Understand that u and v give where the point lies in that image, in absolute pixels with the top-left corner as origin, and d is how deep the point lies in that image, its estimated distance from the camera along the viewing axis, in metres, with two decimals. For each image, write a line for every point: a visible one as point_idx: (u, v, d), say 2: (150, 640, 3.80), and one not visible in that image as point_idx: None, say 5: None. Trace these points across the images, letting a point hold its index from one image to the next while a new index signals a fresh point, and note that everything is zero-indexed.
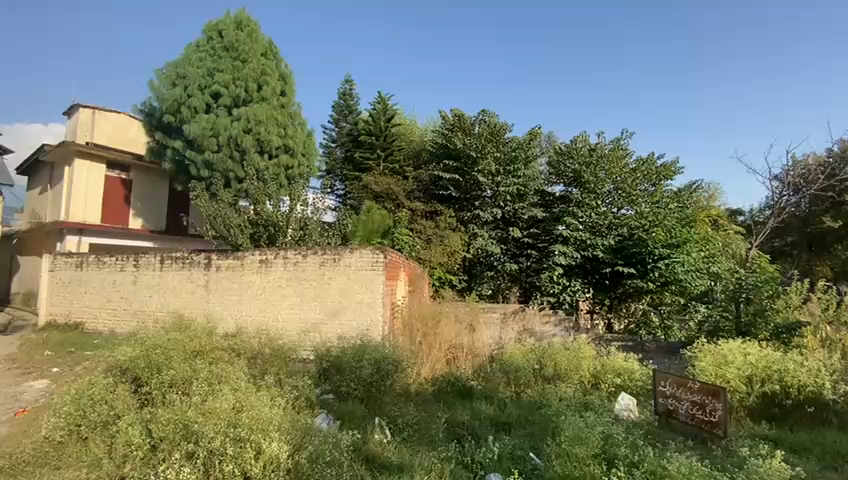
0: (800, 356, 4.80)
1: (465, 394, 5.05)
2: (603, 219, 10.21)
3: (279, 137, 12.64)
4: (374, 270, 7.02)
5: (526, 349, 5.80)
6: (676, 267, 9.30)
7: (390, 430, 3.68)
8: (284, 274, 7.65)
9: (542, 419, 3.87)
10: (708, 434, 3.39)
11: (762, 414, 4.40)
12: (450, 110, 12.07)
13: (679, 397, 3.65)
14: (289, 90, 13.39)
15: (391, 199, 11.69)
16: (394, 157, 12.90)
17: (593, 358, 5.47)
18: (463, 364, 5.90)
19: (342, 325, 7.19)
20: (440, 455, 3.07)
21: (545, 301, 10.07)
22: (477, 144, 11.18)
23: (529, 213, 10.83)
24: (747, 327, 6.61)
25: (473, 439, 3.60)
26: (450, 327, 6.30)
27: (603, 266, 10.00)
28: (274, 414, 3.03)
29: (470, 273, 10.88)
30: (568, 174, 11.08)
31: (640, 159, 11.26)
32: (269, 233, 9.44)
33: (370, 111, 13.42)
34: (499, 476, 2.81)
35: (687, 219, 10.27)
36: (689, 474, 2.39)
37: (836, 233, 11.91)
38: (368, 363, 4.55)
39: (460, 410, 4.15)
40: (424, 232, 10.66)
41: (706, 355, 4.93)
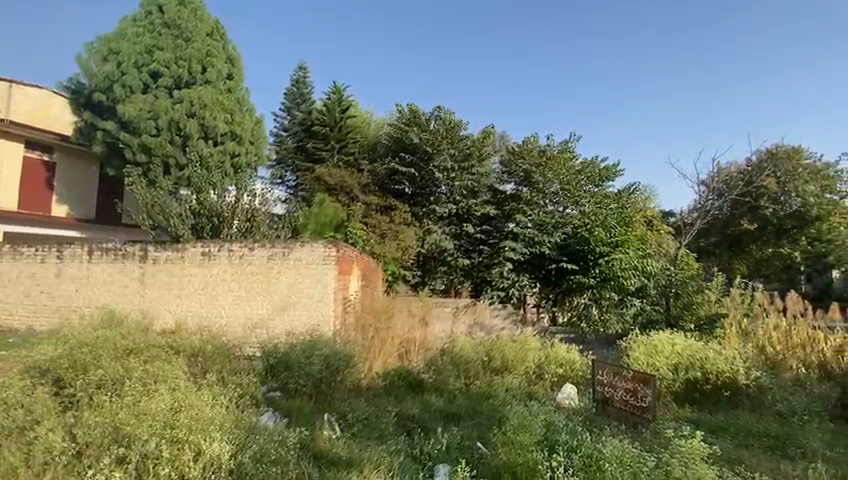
0: (719, 346, 5.33)
1: (416, 387, 5.08)
2: (549, 219, 10.77)
3: (225, 122, 11.92)
4: (326, 265, 6.90)
5: (476, 342, 6.00)
6: (615, 265, 9.60)
7: (339, 426, 3.61)
8: (229, 269, 7.31)
9: (488, 410, 4.00)
10: (638, 418, 3.59)
11: (686, 398, 4.85)
12: (406, 103, 11.93)
13: (615, 385, 3.88)
14: (237, 73, 12.67)
15: (345, 192, 11.37)
16: (349, 149, 12.67)
17: (538, 350, 5.77)
18: (415, 358, 6.01)
19: (290, 320, 7.01)
20: (389, 448, 3.06)
21: (495, 295, 10.51)
22: (432, 139, 11.36)
23: (482, 210, 11.14)
24: (675, 318, 7.34)
25: (422, 432, 3.62)
26: (402, 320, 6.37)
27: (549, 262, 10.49)
28: (216, 413, 2.86)
29: (423, 268, 11.06)
30: (519, 173, 11.49)
31: (585, 161, 11.94)
32: (212, 224, 8.91)
33: (325, 101, 13.14)
34: (448, 465, 2.85)
35: (627, 218, 10.70)
36: (621, 455, 2.47)
37: (751, 234, 13.23)
38: (319, 359, 4.49)
39: (411, 404, 4.20)
40: (378, 227, 10.57)
41: (639, 345, 5.35)
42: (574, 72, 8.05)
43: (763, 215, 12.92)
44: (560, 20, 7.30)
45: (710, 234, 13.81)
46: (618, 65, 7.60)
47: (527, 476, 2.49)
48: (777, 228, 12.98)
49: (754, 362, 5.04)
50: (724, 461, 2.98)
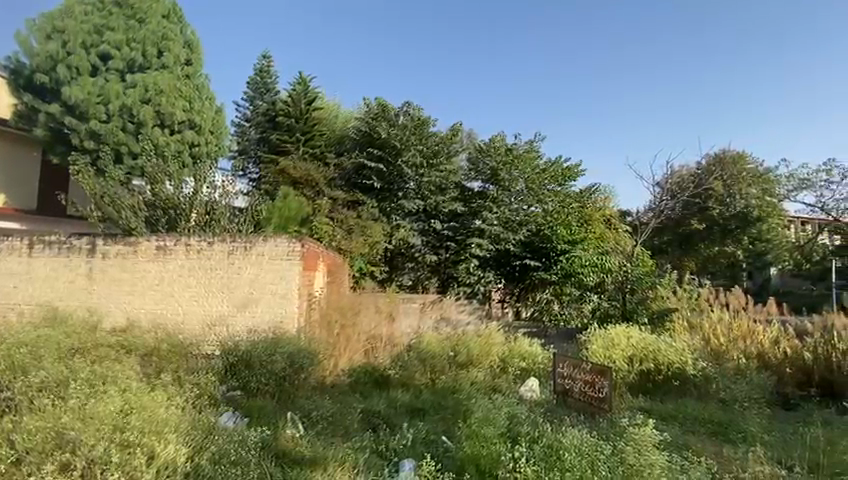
0: (670, 339, 5.65)
1: (382, 384, 5.05)
2: (515, 216, 10.99)
3: (183, 110, 11.33)
4: (290, 260, 6.74)
5: (442, 338, 6.06)
6: (574, 261, 9.86)
7: (303, 424, 3.53)
8: (186, 264, 6.98)
9: (453, 404, 4.02)
10: (595, 409, 3.74)
11: (640, 388, 5.11)
12: (375, 98, 12.03)
13: (574, 377, 4.03)
14: (196, 59, 12.03)
15: (310, 186, 11.11)
16: (314, 142, 12.40)
17: (502, 345, 5.89)
18: (381, 354, 6.00)
19: (252, 317, 6.78)
20: (354, 445, 3.03)
21: (461, 291, 10.68)
22: (399, 135, 11.41)
23: (449, 206, 11.20)
24: (630, 313, 7.75)
25: (388, 427, 3.62)
26: (368, 317, 6.33)
27: (514, 259, 10.75)
28: (171, 414, 2.75)
29: (390, 264, 11.03)
30: (485, 171, 11.63)
31: (550, 161, 12.31)
32: (168, 217, 8.60)
33: (290, 91, 12.78)
34: (412, 460, 2.85)
35: (583, 217, 11.10)
36: (580, 445, 2.54)
37: (700, 233, 13.97)
38: (282, 357, 4.39)
39: (377, 400, 4.18)
40: (345, 222, 10.43)
41: (597, 339, 5.60)
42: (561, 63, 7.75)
43: (710, 216, 13.79)
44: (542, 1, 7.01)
45: (663, 233, 14.19)
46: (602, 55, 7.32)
47: (490, 467, 2.54)
48: (723, 228, 13.86)
49: (701, 353, 5.37)
50: (673, 447, 3.15)
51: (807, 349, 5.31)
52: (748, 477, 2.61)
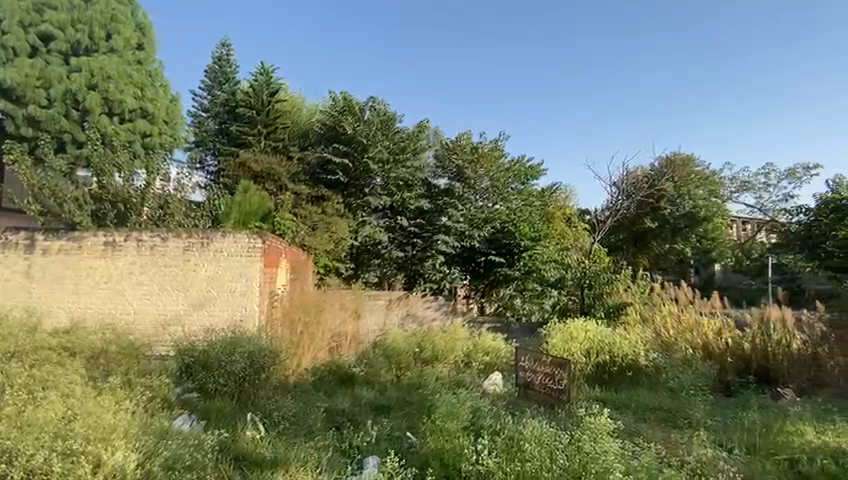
0: (624, 332, 5.95)
1: (347, 382, 5.00)
2: (480, 214, 11.22)
3: (134, 98, 10.72)
4: (250, 257, 6.52)
5: (408, 334, 6.08)
6: (536, 257, 10.38)
7: (263, 425, 3.43)
8: (138, 260, 6.61)
9: (418, 400, 4.05)
10: (556, 400, 3.84)
11: (596, 379, 5.36)
12: (340, 91, 11.84)
13: (536, 370, 4.16)
14: (148, 44, 11.37)
15: (273, 181, 10.83)
16: (276, 135, 12.05)
17: (466, 340, 6.01)
18: (346, 351, 5.93)
19: (209, 316, 6.52)
20: (318, 444, 2.98)
21: (428, 287, 10.76)
22: (365, 131, 11.29)
23: (415, 203, 11.25)
24: (588, 307, 8.08)
25: (352, 425, 3.58)
26: (332, 314, 6.20)
27: (478, 256, 10.97)
28: (119, 420, 2.61)
29: (357, 261, 10.87)
30: (451, 168, 11.79)
31: (513, 160, 12.46)
32: (117, 211, 8.09)
33: (251, 82, 12.40)
34: (377, 457, 2.83)
35: (546, 216, 11.52)
36: (539, 435, 2.62)
37: (653, 232, 14.60)
38: (241, 357, 4.22)
39: (341, 399, 4.15)
40: (309, 218, 10.21)
41: (557, 333, 5.83)
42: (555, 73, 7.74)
43: (662, 216, 14.44)
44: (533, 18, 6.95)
45: (619, 231, 14.55)
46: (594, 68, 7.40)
47: (454, 461, 2.57)
48: (673, 227, 14.58)
49: (652, 345, 5.68)
50: (626, 434, 3.32)
51: (746, 339, 5.71)
52: (693, 460, 2.78)
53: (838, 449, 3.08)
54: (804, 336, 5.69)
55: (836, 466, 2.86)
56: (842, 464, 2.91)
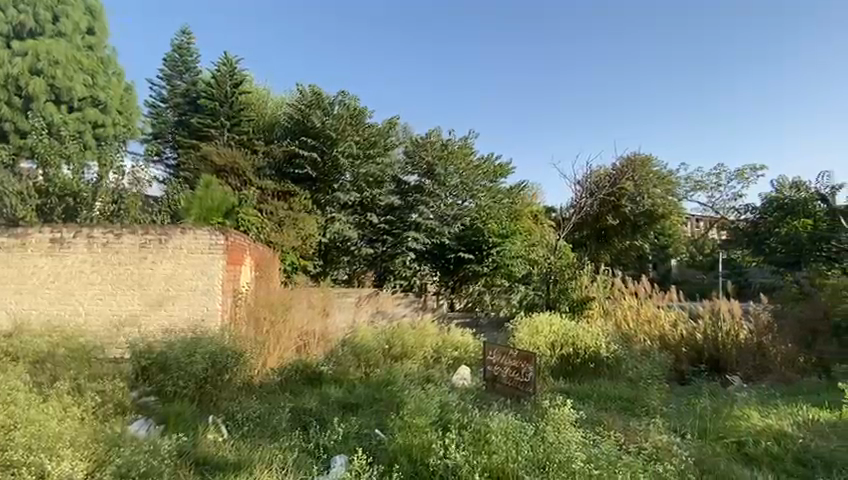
0: (587, 325, 6.16)
1: (314, 380, 4.91)
2: (450, 210, 11.32)
3: (85, 86, 11.00)
4: (212, 254, 6.29)
5: (377, 331, 6.05)
6: (504, 253, 10.59)
7: (227, 427, 3.31)
8: (88, 258, 6.23)
9: (386, 397, 4.03)
10: (521, 393, 3.93)
11: (561, 371, 5.52)
12: (308, 85, 11.64)
13: (502, 363, 4.23)
14: (98, 28, 12.05)
15: (236, 175, 10.53)
16: (240, 128, 11.67)
17: (435, 335, 6.05)
18: (314, 350, 5.79)
19: (168, 316, 6.24)
20: (282, 445, 2.90)
21: (397, 284, 10.78)
22: (334, 125, 11.21)
23: (386, 200, 11.18)
24: (554, 301, 8.33)
25: (319, 424, 3.50)
26: (301, 312, 6.13)
27: (448, 252, 11.03)
28: (66, 429, 2.47)
29: (324, 257, 10.70)
30: (423, 165, 11.65)
31: (482, 157, 12.67)
32: (66, 205, 7.58)
33: (214, 73, 11.97)
34: (344, 456, 2.77)
35: (514, 213, 11.74)
36: (506, 428, 2.65)
37: (615, 229, 14.58)
38: (202, 358, 4.06)
39: (309, 398, 4.07)
40: (275, 214, 9.96)
41: (524, 326, 6.01)
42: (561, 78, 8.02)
43: (623, 214, 14.41)
44: (537, 24, 7.18)
45: (582, 228, 14.37)
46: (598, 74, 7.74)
47: (421, 456, 2.58)
48: (634, 224, 14.61)
49: (613, 337, 5.89)
50: (588, 423, 3.42)
51: (699, 331, 6.05)
52: (649, 446, 2.91)
53: (779, 431, 3.30)
54: (748, 326, 6.13)
55: (778, 447, 3.06)
56: (783, 445, 3.11)
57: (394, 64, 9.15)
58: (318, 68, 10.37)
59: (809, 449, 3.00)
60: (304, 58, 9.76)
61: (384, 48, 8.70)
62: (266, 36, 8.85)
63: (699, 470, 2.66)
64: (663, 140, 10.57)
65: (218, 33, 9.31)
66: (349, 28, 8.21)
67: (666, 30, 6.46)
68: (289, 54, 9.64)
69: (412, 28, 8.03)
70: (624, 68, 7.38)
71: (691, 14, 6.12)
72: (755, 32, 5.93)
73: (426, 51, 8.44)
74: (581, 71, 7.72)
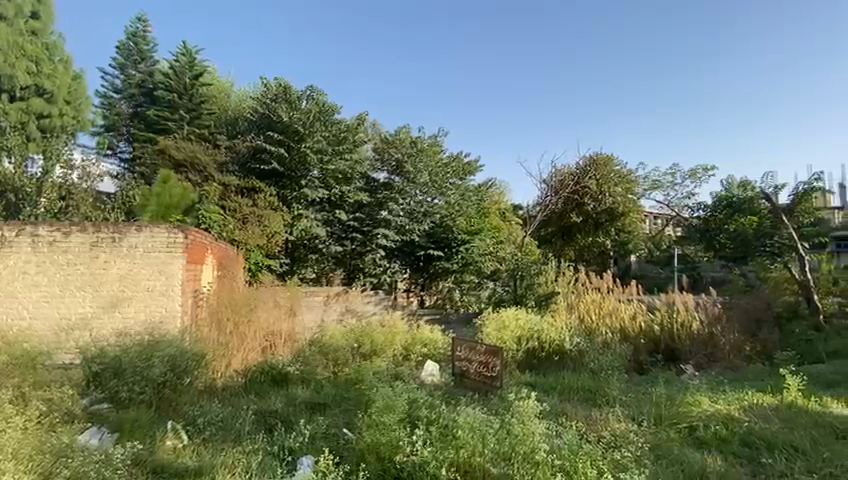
0: (552, 319, 6.35)
1: (281, 381, 4.81)
2: (419, 207, 11.26)
3: (28, 73, 10.79)
4: (171, 252, 6.02)
5: (347, 329, 5.98)
6: (473, 251, 10.79)
7: (186, 433, 3.16)
8: (32, 258, 5.81)
9: (356, 395, 3.97)
10: (489, 387, 3.98)
11: (526, 365, 5.67)
12: (274, 78, 11.36)
13: (471, 358, 4.28)
14: (44, 12, 11.61)
15: (196, 170, 10.18)
16: (201, 121, 11.38)
17: (405, 333, 6.01)
18: (281, 350, 5.67)
19: (123, 319, 5.92)
20: (246, 448, 2.82)
21: (367, 282, 10.72)
22: (302, 120, 10.85)
23: (355, 197, 11.03)
24: (520, 296, 8.56)
25: (285, 426, 3.43)
26: (266, 312, 5.96)
27: (418, 249, 11.09)
28: (6, 441, 2.32)
29: (291, 256, 10.51)
30: (391, 162, 11.70)
31: (452, 155, 12.73)
32: (9, 201, 7.23)
33: (171, 63, 11.56)
34: (310, 456, 2.74)
35: (483, 210, 11.85)
36: (473, 422, 2.65)
37: (578, 225, 14.53)
38: (161, 361, 3.88)
39: (274, 399, 3.98)
40: (239, 211, 9.64)
41: (491, 322, 6.13)
42: (566, 72, 8.20)
43: (586, 211, 14.30)
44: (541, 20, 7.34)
45: (547, 225, 14.81)
46: (601, 70, 7.95)
47: (390, 454, 2.55)
48: (595, 221, 14.47)
49: (576, 330, 6.09)
50: (552, 414, 3.52)
51: (656, 322, 6.35)
52: (608, 435, 3.03)
53: (728, 416, 3.51)
54: (701, 316, 6.46)
55: (727, 431, 3.25)
56: (731, 429, 3.31)
57: (393, 65, 8.96)
58: (311, 70, 10.03)
59: (753, 430, 3.20)
60: (296, 58, 9.43)
61: (382, 48, 8.49)
62: (258, 34, 8.50)
63: (654, 455, 2.80)
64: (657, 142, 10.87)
65: (206, 33, 8.87)
66: (347, 23, 7.98)
67: (666, 29, 6.73)
68: (281, 52, 9.29)
69: (411, 27, 7.94)
70: (623, 65, 7.66)
71: (692, 9, 6.36)
72: (753, 30, 6.20)
73: (426, 52, 8.36)
74: (580, 68, 8.03)
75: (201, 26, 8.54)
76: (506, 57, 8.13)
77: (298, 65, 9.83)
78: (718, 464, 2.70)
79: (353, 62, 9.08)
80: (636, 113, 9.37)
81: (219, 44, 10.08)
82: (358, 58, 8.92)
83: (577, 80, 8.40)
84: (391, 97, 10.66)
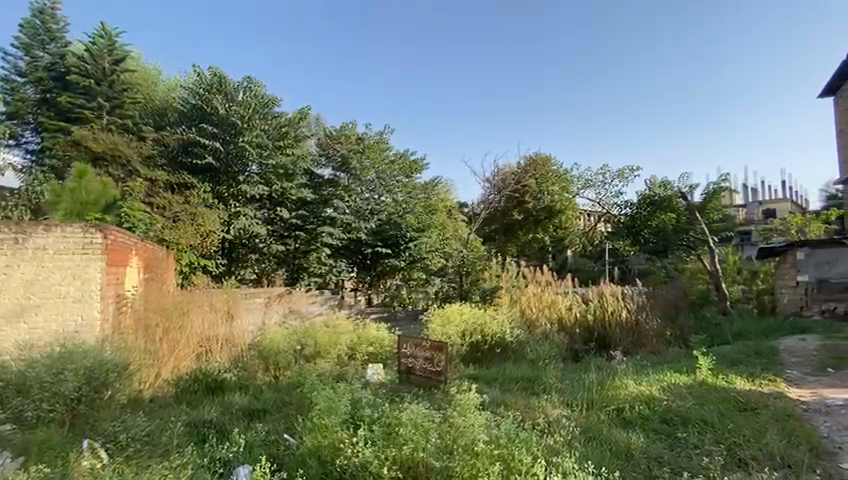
0: (495, 313, 6.56)
1: (217, 389, 4.53)
2: (366, 205, 11.18)
3: None
4: (86, 255, 5.45)
5: (289, 331, 5.76)
6: (421, 247, 10.92)
7: (106, 451, 2.88)
8: None
9: (298, 399, 3.83)
10: (434, 382, 4.04)
11: (471, 358, 5.81)
12: (207, 66, 10.60)
13: (417, 354, 4.30)
14: None
15: (118, 163, 9.30)
16: (123, 111, 10.47)
17: (351, 332, 5.91)
18: (218, 356, 5.38)
19: (29, 329, 5.29)
20: (173, 463, 2.64)
21: (312, 282, 10.65)
22: (239, 112, 10.33)
23: (298, 194, 10.71)
24: (466, 292, 8.77)
25: (220, 435, 3.26)
26: (201, 317, 5.59)
27: (365, 247, 11.01)
28: None
29: (229, 256, 10.05)
30: (336, 158, 11.53)
31: (399, 151, 12.59)
32: None
33: (86, 45, 10.41)
34: (247, 466, 2.61)
35: (430, 206, 11.73)
36: (417, 421, 2.63)
37: (520, 223, 15.29)
38: (74, 374, 3.53)
39: (208, 408, 3.76)
40: (170, 209, 9.05)
41: (437, 317, 6.23)
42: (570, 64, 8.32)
43: (527, 209, 15.06)
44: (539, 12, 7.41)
45: (491, 222, 15.39)
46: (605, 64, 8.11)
47: (331, 456, 2.52)
48: (535, 219, 15.25)
49: (517, 323, 6.32)
50: (492, 405, 3.64)
51: (589, 312, 6.78)
52: (542, 421, 3.19)
53: (650, 396, 3.84)
54: (629, 306, 6.96)
55: (648, 409, 3.55)
56: (651, 407, 3.61)
57: (398, 59, 8.91)
58: (308, 72, 9.46)
59: (670, 408, 3.52)
60: (292, 56, 8.89)
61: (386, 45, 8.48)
62: (251, 24, 8.07)
63: (585, 437, 2.99)
64: (658, 146, 11.48)
65: (199, 28, 8.40)
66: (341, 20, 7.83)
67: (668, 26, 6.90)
68: (277, 50, 8.81)
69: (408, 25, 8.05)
70: (626, 63, 7.94)
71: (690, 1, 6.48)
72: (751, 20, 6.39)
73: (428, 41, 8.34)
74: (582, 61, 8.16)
75: (195, 21, 8.14)
76: (509, 53, 8.35)
77: (295, 66, 9.25)
78: (641, 440, 2.93)
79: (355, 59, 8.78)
80: (637, 113, 9.67)
81: (207, 45, 9.43)
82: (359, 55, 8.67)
83: (581, 78, 8.65)
84: (392, 95, 10.44)
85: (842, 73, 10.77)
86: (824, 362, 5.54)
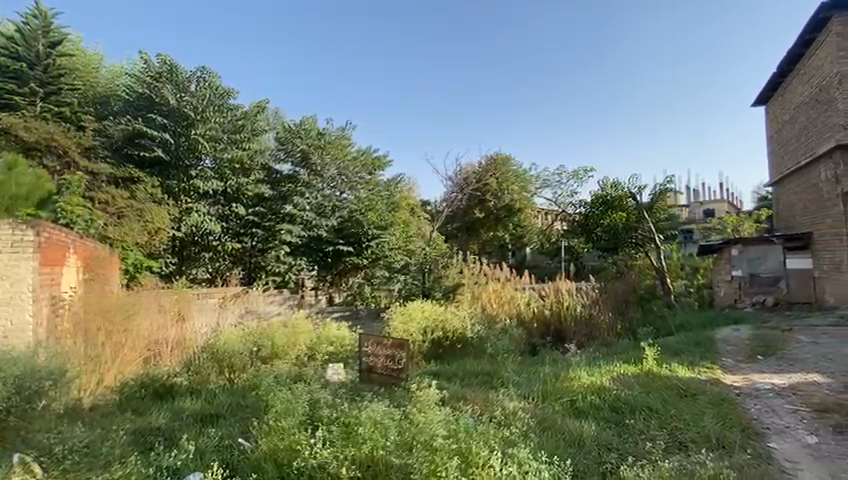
0: (456, 309, 6.65)
1: (166, 395, 4.36)
2: (328, 202, 11.05)
3: None
4: (16, 254, 4.99)
5: (245, 333, 5.55)
6: (383, 246, 10.86)
7: (40, 466, 2.66)
8: None
9: (253, 402, 3.71)
10: (395, 379, 4.05)
11: (432, 355, 5.87)
12: (155, 53, 10.00)
13: (377, 352, 4.29)
14: None
15: (54, 152, 8.25)
16: (59, 98, 9.56)
17: (310, 333, 5.81)
18: (167, 360, 5.12)
19: None
20: (115, 475, 2.47)
21: (270, 281, 10.34)
22: (191, 104, 9.92)
23: (254, 189, 10.39)
24: (428, 290, 8.84)
25: (170, 442, 3.11)
26: (149, 320, 5.37)
27: (326, 244, 10.76)
28: None
29: (179, 255, 9.74)
30: (296, 153, 11.31)
31: (362, 149, 12.34)
32: None
33: (18, 26, 9.54)
34: (197, 473, 2.50)
35: (392, 204, 11.70)
36: (378, 420, 2.64)
37: (481, 221, 15.63)
38: (3, 384, 3.24)
39: (156, 415, 3.58)
40: (113, 205, 8.37)
41: (399, 315, 6.24)
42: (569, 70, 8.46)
43: (488, 207, 15.43)
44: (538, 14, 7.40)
45: (453, 220, 15.66)
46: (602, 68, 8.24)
47: (288, 459, 2.46)
48: (496, 217, 15.63)
49: (477, 319, 6.43)
50: (451, 400, 3.71)
51: (546, 307, 7.00)
52: (498, 414, 3.27)
53: (600, 386, 4.03)
54: (582, 300, 7.28)
55: (599, 400, 3.71)
56: (602, 397, 3.78)
57: (399, 60, 8.80)
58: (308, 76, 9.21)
59: (618, 397, 3.72)
60: (292, 56, 8.56)
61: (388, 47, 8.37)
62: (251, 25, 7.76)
63: (539, 427, 3.10)
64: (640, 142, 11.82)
65: (198, 26, 7.98)
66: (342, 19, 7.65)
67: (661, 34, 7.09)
68: (278, 50, 8.44)
69: (410, 23, 7.95)
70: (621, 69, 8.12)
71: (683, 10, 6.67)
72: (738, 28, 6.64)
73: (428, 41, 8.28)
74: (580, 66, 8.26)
75: (195, 15, 7.64)
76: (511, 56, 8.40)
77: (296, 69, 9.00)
78: (592, 429, 3.08)
79: (355, 58, 8.54)
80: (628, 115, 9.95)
81: (197, 41, 8.85)
82: (360, 53, 8.44)
83: (578, 83, 8.79)
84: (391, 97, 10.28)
85: (773, 86, 11.69)
86: (754, 350, 6.04)
